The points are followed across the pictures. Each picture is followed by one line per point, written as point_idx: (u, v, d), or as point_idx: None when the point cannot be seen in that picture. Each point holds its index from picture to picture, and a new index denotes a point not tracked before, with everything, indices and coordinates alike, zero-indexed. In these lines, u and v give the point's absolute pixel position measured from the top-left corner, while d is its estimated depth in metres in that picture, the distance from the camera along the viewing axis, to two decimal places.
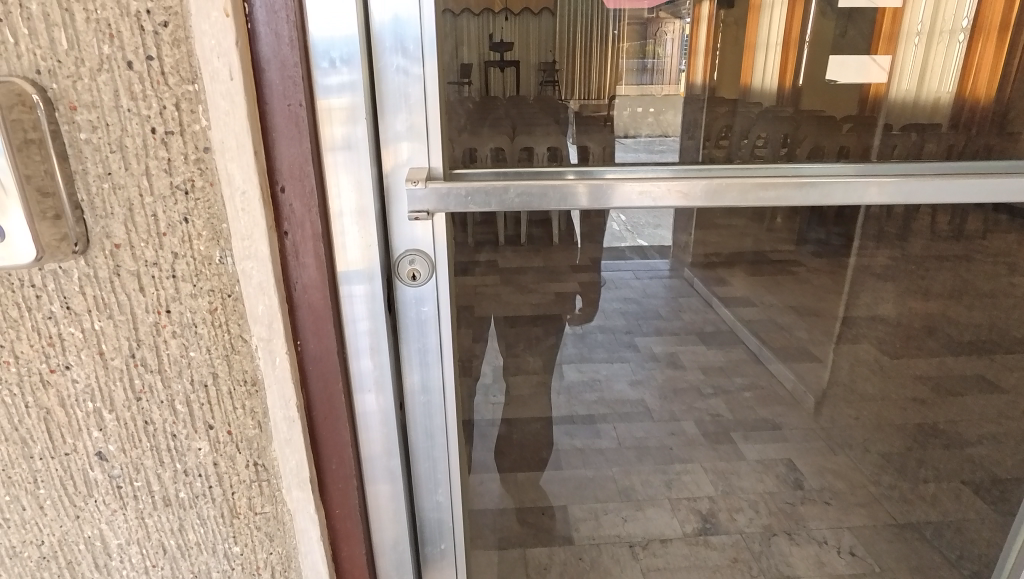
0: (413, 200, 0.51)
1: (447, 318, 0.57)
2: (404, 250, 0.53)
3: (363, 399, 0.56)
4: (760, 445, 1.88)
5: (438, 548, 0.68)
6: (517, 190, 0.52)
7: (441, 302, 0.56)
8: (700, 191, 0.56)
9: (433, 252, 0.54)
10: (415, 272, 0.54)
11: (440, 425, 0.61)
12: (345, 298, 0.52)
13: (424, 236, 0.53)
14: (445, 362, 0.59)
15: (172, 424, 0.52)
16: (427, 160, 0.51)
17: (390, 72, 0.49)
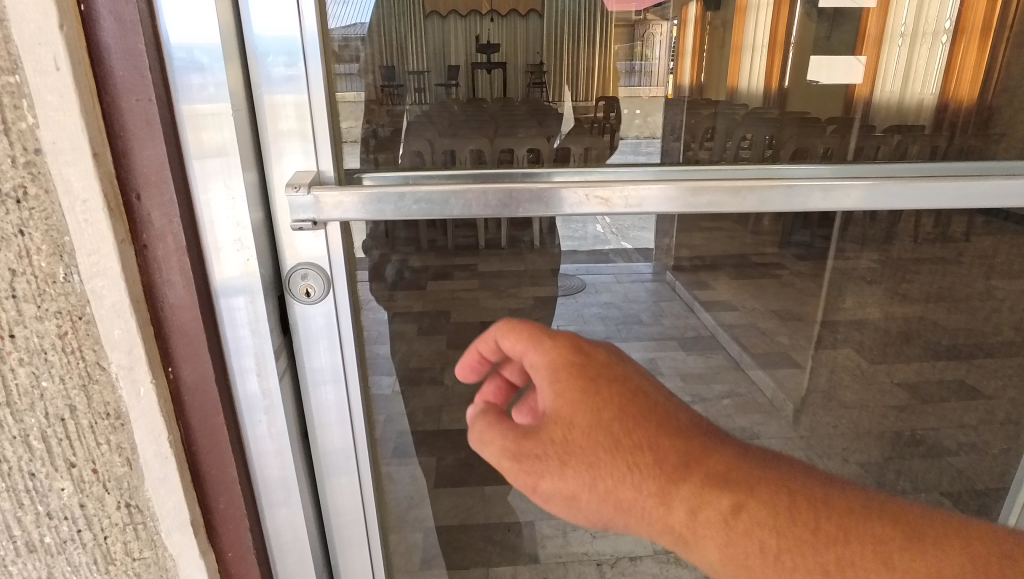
0: (296, 208, 0.45)
1: (350, 338, 0.52)
2: (294, 263, 0.48)
3: (254, 430, 0.50)
4: None
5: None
6: (416, 197, 0.47)
7: (341, 321, 0.51)
8: (623, 199, 0.50)
9: (326, 267, 0.49)
10: (309, 289, 0.49)
11: (350, 454, 0.56)
12: (225, 320, 0.46)
13: (317, 249, 0.48)
14: (352, 387, 0.54)
15: (30, 461, 0.46)
16: (316, 163, 0.46)
17: (267, 66, 0.44)
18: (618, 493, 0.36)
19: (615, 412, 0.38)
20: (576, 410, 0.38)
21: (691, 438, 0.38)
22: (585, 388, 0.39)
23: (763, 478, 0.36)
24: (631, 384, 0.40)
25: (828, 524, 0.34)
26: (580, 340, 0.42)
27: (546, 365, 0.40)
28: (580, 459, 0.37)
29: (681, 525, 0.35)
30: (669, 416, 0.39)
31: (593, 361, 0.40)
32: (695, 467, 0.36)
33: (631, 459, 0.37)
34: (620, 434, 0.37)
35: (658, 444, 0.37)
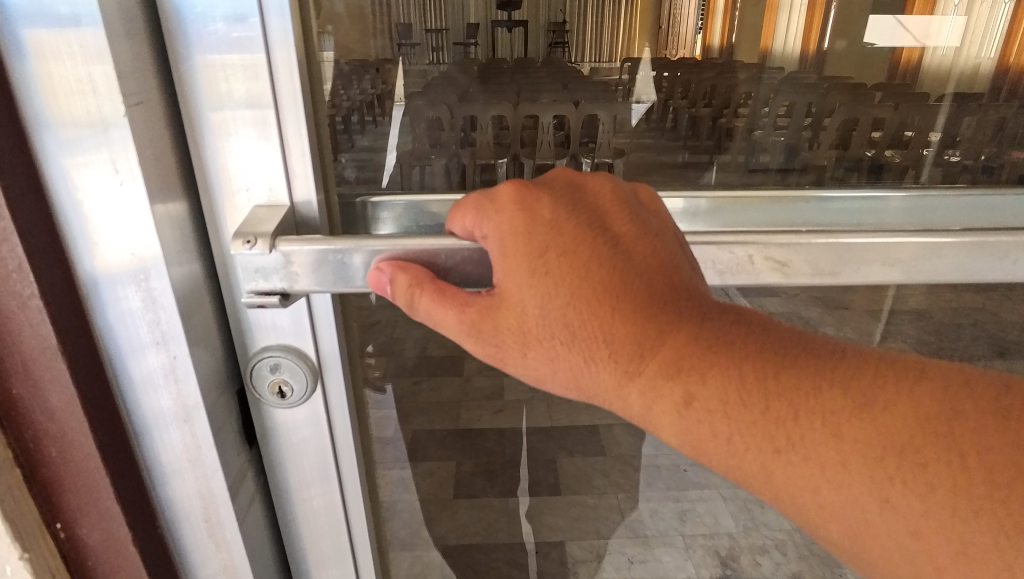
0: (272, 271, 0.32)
1: (348, 440, 0.40)
2: (265, 349, 0.36)
3: (184, 512, 0.37)
4: None
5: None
6: (449, 254, 0.33)
7: (332, 418, 0.39)
8: (809, 267, 0.34)
9: (305, 350, 0.37)
10: (283, 388, 0.37)
11: (343, 556, 0.44)
12: (144, 425, 0.35)
13: (295, 325, 0.36)
14: (338, 479, 0.41)
15: None
16: (285, 190, 0.34)
17: (201, 23, 0.30)
18: (598, 381, 0.32)
19: (581, 284, 0.31)
20: (531, 283, 0.31)
21: (672, 305, 0.32)
22: (526, 262, 0.32)
23: (751, 352, 0.31)
24: (587, 241, 0.33)
25: (804, 388, 0.30)
26: (539, 194, 0.34)
27: (499, 223, 0.33)
28: (543, 347, 0.32)
29: (656, 406, 0.31)
30: (645, 288, 0.32)
31: (540, 220, 0.33)
32: (661, 343, 0.31)
33: (593, 347, 0.31)
34: (582, 312, 0.31)
35: (618, 327, 0.31)
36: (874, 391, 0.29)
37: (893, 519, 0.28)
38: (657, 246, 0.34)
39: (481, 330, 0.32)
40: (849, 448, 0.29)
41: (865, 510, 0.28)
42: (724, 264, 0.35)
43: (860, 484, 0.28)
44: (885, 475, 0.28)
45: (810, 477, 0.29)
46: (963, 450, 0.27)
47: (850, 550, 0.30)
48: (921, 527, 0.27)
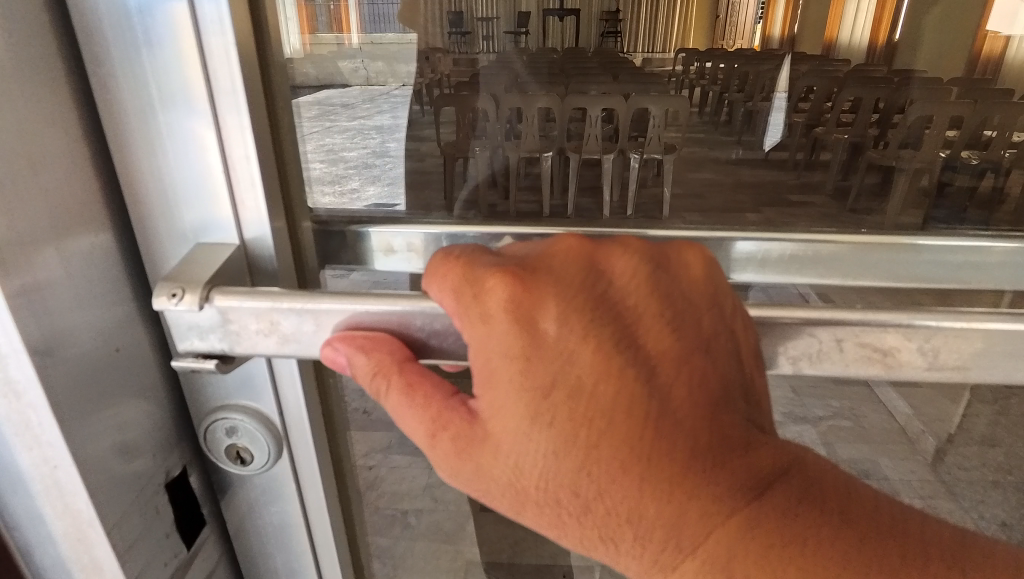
0: (209, 336, 0.31)
1: (318, 491, 0.41)
2: (225, 409, 0.37)
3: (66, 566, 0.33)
4: None
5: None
6: (425, 320, 0.30)
7: (302, 468, 0.40)
8: (915, 354, 0.30)
9: (265, 409, 0.37)
10: (242, 448, 0.38)
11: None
12: (10, 478, 0.30)
13: (253, 384, 0.36)
14: (295, 520, 0.42)
15: None
16: (231, 209, 0.33)
17: (119, 10, 0.28)
18: (607, 551, 0.29)
19: (600, 447, 0.27)
20: (538, 439, 0.27)
21: (707, 474, 0.27)
22: (536, 418, 0.27)
23: (786, 543, 0.27)
24: (612, 387, 0.27)
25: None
26: (553, 309, 0.27)
27: (499, 349, 0.27)
28: (546, 508, 0.28)
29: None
30: (683, 458, 0.27)
31: (553, 354, 0.27)
32: (695, 532, 0.27)
33: (612, 525, 0.28)
34: (611, 492, 0.27)
35: (651, 511, 0.27)
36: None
37: None
38: (689, 379, 0.29)
39: (472, 466, 0.29)
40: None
41: None
42: (807, 349, 0.31)
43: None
44: None
45: None
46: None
47: None
48: None
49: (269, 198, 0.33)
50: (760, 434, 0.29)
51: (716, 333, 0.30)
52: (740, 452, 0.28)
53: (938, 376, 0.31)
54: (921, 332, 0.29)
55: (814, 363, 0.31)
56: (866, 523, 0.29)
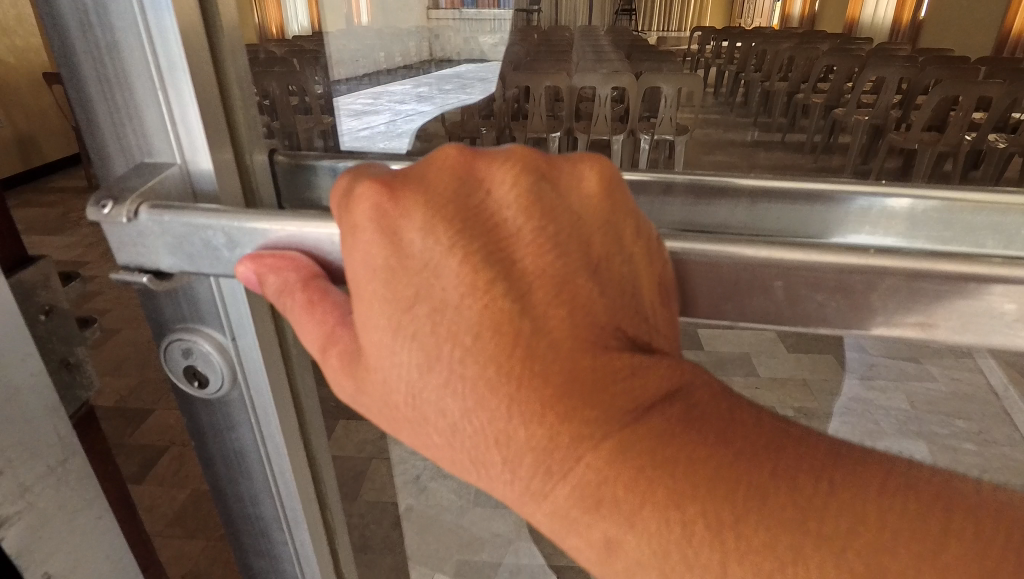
0: (159, 253, 0.34)
1: (266, 410, 0.45)
2: (183, 330, 0.41)
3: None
4: None
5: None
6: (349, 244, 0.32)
7: (249, 388, 0.43)
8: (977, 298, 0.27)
9: (212, 329, 0.41)
10: (194, 361, 0.42)
11: (255, 508, 0.50)
12: None
13: (201, 309, 0.40)
14: (249, 443, 0.46)
15: None
16: (174, 147, 0.37)
17: None
18: (492, 478, 0.27)
19: (466, 362, 0.25)
20: (407, 348, 0.26)
21: (577, 397, 0.25)
22: (398, 327, 0.26)
23: (667, 480, 0.24)
24: (478, 299, 0.26)
25: (725, 534, 0.24)
26: (414, 217, 0.26)
27: (369, 260, 0.27)
28: (420, 422, 0.27)
29: (562, 525, 0.26)
30: (558, 373, 0.25)
31: (418, 271, 0.26)
32: (567, 457, 0.25)
33: (482, 447, 0.26)
34: (477, 409, 0.26)
35: (520, 433, 0.25)
36: (803, 547, 0.23)
37: None
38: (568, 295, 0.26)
39: (356, 384, 0.29)
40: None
41: None
42: (733, 280, 0.30)
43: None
44: None
45: None
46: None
47: None
48: None
49: (205, 127, 0.37)
50: (654, 365, 0.27)
51: (609, 256, 0.28)
52: (621, 382, 0.26)
53: (912, 330, 0.29)
54: (888, 275, 0.28)
55: (748, 298, 0.30)
56: (784, 480, 0.24)
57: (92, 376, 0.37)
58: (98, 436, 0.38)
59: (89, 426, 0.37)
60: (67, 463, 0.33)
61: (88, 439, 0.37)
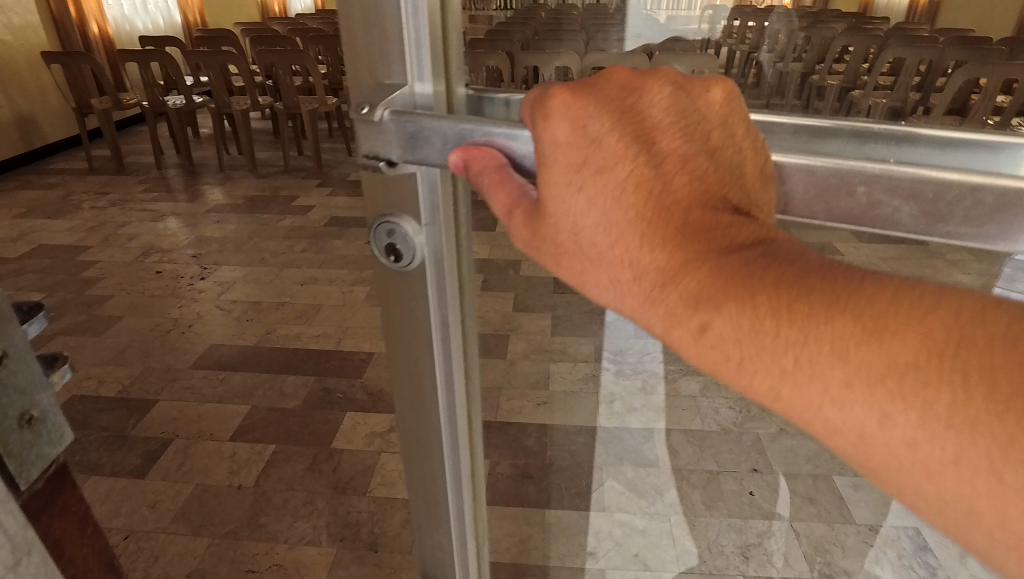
0: (391, 147, 0.37)
1: (444, 282, 0.42)
2: (389, 215, 0.40)
3: None
4: (872, 494, 1.40)
5: (441, 543, 0.53)
6: None
7: (435, 261, 0.41)
8: None
9: (419, 221, 0.40)
10: (394, 242, 0.41)
11: (424, 403, 0.46)
12: None
13: (406, 187, 0.39)
14: (424, 324, 0.43)
15: None
16: (409, 67, 0.36)
17: None
18: (602, 287, 0.31)
19: (602, 200, 0.29)
20: (572, 200, 0.30)
21: (691, 229, 0.29)
22: (569, 182, 0.30)
23: (749, 278, 0.28)
24: (628, 160, 0.29)
25: (789, 314, 0.26)
26: (585, 107, 0.30)
27: (552, 140, 0.30)
28: (573, 259, 0.31)
29: (664, 322, 0.29)
30: (676, 214, 0.29)
31: (582, 139, 0.30)
32: (680, 274, 0.29)
33: (617, 271, 0.30)
34: (614, 239, 0.29)
35: (646, 257, 0.29)
36: (842, 321, 0.25)
37: (918, 456, 0.24)
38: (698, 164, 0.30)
39: (529, 238, 0.32)
40: (789, 364, 0.26)
41: (885, 438, 0.25)
42: (821, 184, 0.31)
43: (836, 412, 0.25)
44: (879, 390, 0.24)
45: (817, 398, 0.26)
46: (888, 386, 0.24)
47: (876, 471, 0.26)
48: (946, 456, 0.24)
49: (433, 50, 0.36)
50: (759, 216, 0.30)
51: (739, 141, 0.31)
52: (729, 221, 0.30)
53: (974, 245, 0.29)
54: (956, 187, 0.28)
55: (830, 204, 0.30)
56: (831, 270, 0.27)
57: (64, 428, 0.34)
58: (71, 493, 0.36)
59: (62, 481, 0.35)
60: (22, 563, 0.30)
61: (58, 502, 0.35)
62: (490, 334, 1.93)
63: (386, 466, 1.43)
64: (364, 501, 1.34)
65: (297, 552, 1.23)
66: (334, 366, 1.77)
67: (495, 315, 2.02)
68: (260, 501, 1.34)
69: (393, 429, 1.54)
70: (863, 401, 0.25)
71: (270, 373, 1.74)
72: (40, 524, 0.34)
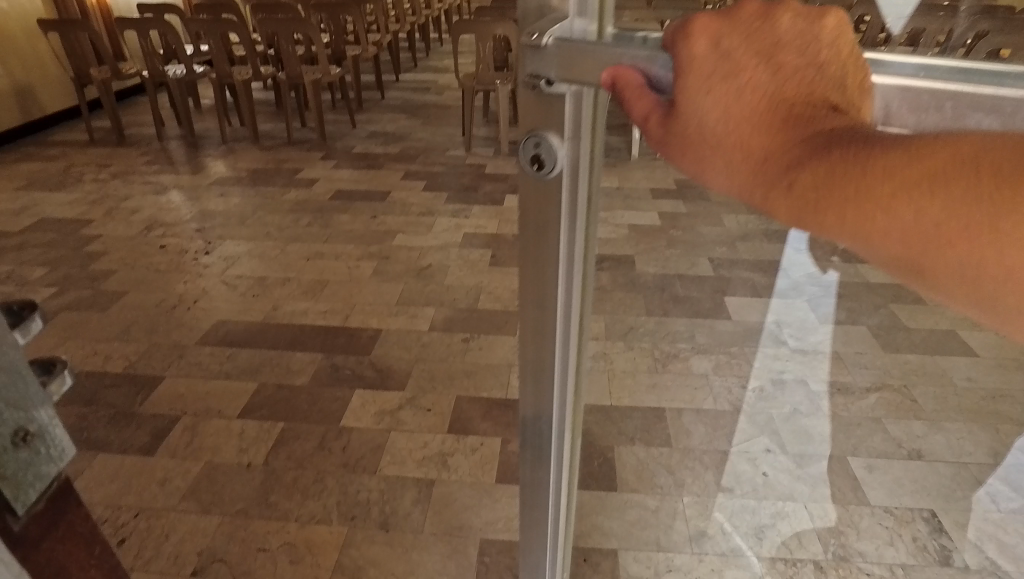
0: (550, 70, 0.44)
1: (574, 191, 0.50)
2: (538, 131, 0.48)
3: None
4: (887, 475, 1.38)
5: (541, 419, 0.64)
6: None
7: (572, 172, 0.49)
8: None
9: (562, 137, 0.48)
10: (539, 154, 0.49)
11: (545, 294, 0.55)
12: None
13: (556, 106, 0.46)
14: (555, 226, 0.52)
15: None
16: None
17: None
18: (717, 173, 0.34)
19: (720, 95, 0.33)
20: (698, 101, 0.33)
21: (798, 120, 0.31)
22: (700, 85, 0.33)
23: (840, 141, 0.30)
24: (751, 63, 0.32)
25: (887, 162, 0.28)
26: (722, 27, 0.33)
27: (691, 57, 0.34)
28: (694, 150, 0.34)
29: (766, 197, 0.32)
30: (789, 98, 0.32)
31: (714, 50, 0.33)
32: (790, 147, 0.31)
33: (732, 154, 0.32)
34: (730, 126, 0.32)
35: (757, 139, 0.32)
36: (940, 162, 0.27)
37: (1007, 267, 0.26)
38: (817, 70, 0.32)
39: (659, 138, 0.36)
40: (851, 195, 0.29)
41: (973, 255, 0.26)
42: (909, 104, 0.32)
43: (924, 238, 0.27)
44: (969, 213, 0.26)
45: (897, 218, 0.28)
46: (925, 182, 0.27)
47: (969, 292, 0.27)
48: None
49: None
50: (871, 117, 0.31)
51: (858, 56, 0.33)
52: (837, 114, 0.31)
53: None
54: None
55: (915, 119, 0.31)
56: (916, 136, 0.29)
57: (64, 444, 0.32)
58: (76, 513, 0.34)
59: (66, 500, 0.33)
60: None
61: (61, 524, 0.33)
62: (499, 310, 1.91)
63: (396, 445, 1.42)
64: (374, 479, 1.33)
65: (308, 530, 1.23)
66: (343, 343, 1.76)
67: (504, 293, 1.99)
68: (269, 480, 1.33)
69: (403, 406, 1.53)
70: (917, 213, 0.27)
71: (278, 349, 1.72)
72: (41, 550, 0.32)
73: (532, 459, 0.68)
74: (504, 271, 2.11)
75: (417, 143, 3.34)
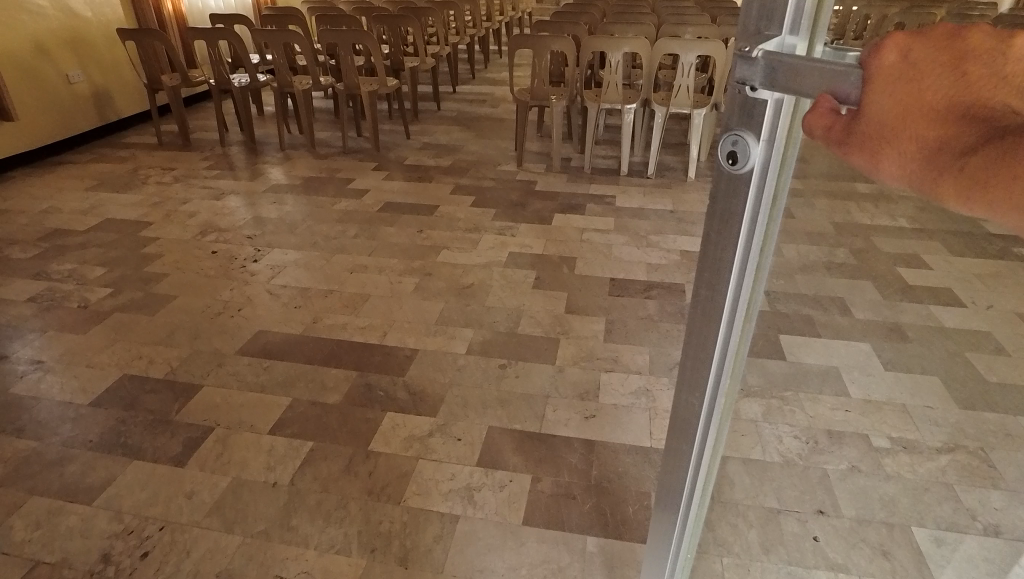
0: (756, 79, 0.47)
1: (762, 186, 0.54)
2: (738, 131, 0.52)
3: None
4: (959, 552, 1.24)
5: (695, 386, 0.70)
6: None
7: (766, 168, 0.53)
8: None
9: (759, 137, 0.51)
10: (735, 151, 0.53)
11: (719, 277, 0.61)
12: None
13: (757, 111, 0.50)
14: (739, 217, 0.56)
15: None
16: None
17: None
18: (894, 167, 0.36)
19: (897, 96, 0.35)
20: (880, 105, 0.36)
21: (974, 122, 0.32)
22: (884, 91, 0.36)
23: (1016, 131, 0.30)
24: (937, 67, 0.34)
25: None
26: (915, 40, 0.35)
27: (880, 66, 0.36)
28: (870, 147, 0.37)
29: (932, 185, 0.34)
30: (972, 94, 0.32)
31: (903, 57, 0.35)
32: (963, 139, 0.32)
33: (905, 148, 0.35)
34: (905, 124, 0.35)
35: (932, 133, 0.34)
36: None
37: None
38: (1006, 79, 0.31)
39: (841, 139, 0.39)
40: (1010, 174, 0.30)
41: None
42: None
43: None
44: None
45: None
46: None
47: None
48: None
49: None
50: None
51: None
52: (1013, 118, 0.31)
53: None
54: None
55: None
56: None
57: None
58: None
59: None
60: None
61: None
62: (539, 336, 1.85)
63: (423, 474, 1.37)
64: (397, 510, 1.29)
65: (326, 559, 1.19)
66: (379, 361, 1.73)
67: (544, 317, 1.93)
68: (293, 501, 1.31)
69: (433, 433, 1.48)
70: None
71: (314, 364, 1.72)
72: None
73: (680, 423, 0.76)
74: (546, 294, 2.05)
75: (468, 156, 3.32)
